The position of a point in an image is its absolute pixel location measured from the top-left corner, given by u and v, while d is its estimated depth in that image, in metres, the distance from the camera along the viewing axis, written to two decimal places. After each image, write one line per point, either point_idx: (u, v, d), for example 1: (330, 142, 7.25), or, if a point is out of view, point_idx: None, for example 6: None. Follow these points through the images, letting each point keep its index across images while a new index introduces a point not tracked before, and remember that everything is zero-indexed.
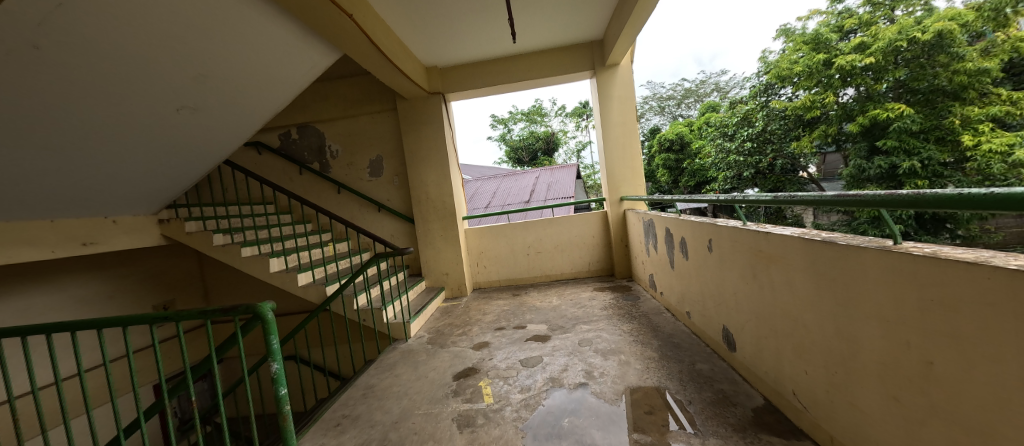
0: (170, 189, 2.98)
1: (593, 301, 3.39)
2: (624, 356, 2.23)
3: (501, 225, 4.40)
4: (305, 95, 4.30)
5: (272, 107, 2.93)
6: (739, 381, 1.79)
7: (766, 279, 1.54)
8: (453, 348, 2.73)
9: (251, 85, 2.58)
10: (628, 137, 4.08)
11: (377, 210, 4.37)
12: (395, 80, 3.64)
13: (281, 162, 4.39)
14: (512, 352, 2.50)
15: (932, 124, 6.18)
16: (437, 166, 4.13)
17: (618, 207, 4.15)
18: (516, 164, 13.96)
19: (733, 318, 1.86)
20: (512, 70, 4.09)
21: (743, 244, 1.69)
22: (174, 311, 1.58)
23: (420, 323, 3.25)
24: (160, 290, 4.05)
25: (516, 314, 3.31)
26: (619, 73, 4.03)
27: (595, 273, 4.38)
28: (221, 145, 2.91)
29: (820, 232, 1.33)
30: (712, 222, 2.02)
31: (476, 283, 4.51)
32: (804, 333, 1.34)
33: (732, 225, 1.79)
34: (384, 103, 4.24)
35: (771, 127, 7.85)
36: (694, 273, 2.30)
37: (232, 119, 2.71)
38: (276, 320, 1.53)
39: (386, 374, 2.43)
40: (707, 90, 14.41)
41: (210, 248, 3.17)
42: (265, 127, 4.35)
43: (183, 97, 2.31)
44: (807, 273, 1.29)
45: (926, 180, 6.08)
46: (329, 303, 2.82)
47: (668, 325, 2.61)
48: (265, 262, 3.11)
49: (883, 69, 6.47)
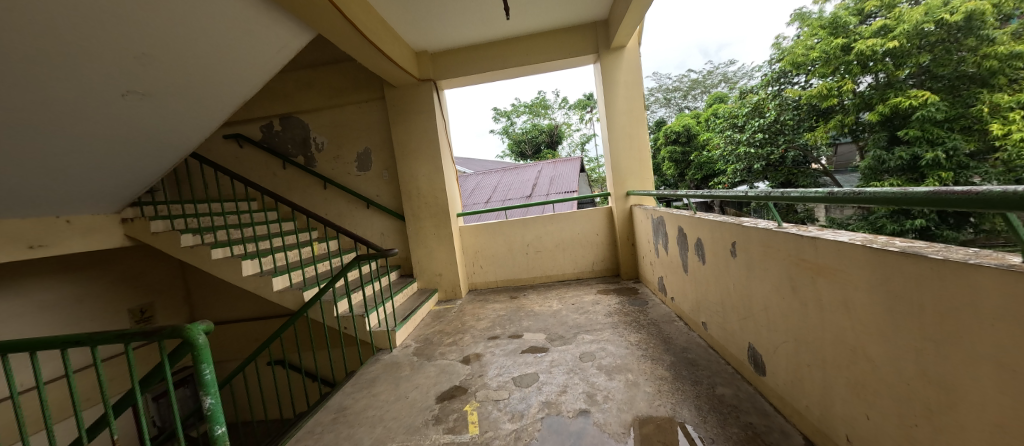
0: (130, 185, 2.72)
1: (597, 306, 3.09)
2: (632, 376, 1.94)
3: (498, 223, 4.11)
4: (287, 83, 4.00)
5: (239, 93, 2.64)
6: (771, 412, 1.50)
7: (811, 293, 1.23)
8: (440, 361, 2.46)
9: (209, 66, 2.28)
10: (635, 126, 3.75)
11: (366, 207, 4.09)
12: (381, 66, 3.33)
13: (264, 156, 4.12)
14: (506, 368, 2.21)
15: (958, 112, 5.75)
16: (428, 159, 3.82)
17: (625, 203, 3.82)
18: (518, 159, 13.62)
19: (764, 336, 1.55)
20: (510, 55, 3.77)
21: (781, 249, 1.37)
22: (89, 334, 1.31)
23: (407, 330, 2.99)
24: (137, 292, 3.82)
25: (513, 320, 3.02)
26: (625, 56, 3.70)
27: (599, 273, 4.09)
28: (183, 135, 2.63)
29: (890, 238, 1.02)
30: (737, 222, 1.70)
31: (472, 284, 4.24)
32: (868, 367, 1.04)
33: (764, 226, 1.48)
34: (371, 91, 3.94)
35: (783, 118, 7.45)
36: (713, 280, 2.00)
37: (191, 105, 2.43)
38: (210, 346, 1.26)
39: (363, 394, 2.16)
40: (715, 81, 13.91)
41: (177, 250, 2.92)
42: (245, 118, 4.07)
43: (127, 80, 2.02)
44: (879, 292, 0.98)
45: (951, 172, 5.66)
46: (304, 310, 2.55)
47: (680, 336, 2.31)
48: (237, 265, 2.85)
49: (906, 54, 6.04)
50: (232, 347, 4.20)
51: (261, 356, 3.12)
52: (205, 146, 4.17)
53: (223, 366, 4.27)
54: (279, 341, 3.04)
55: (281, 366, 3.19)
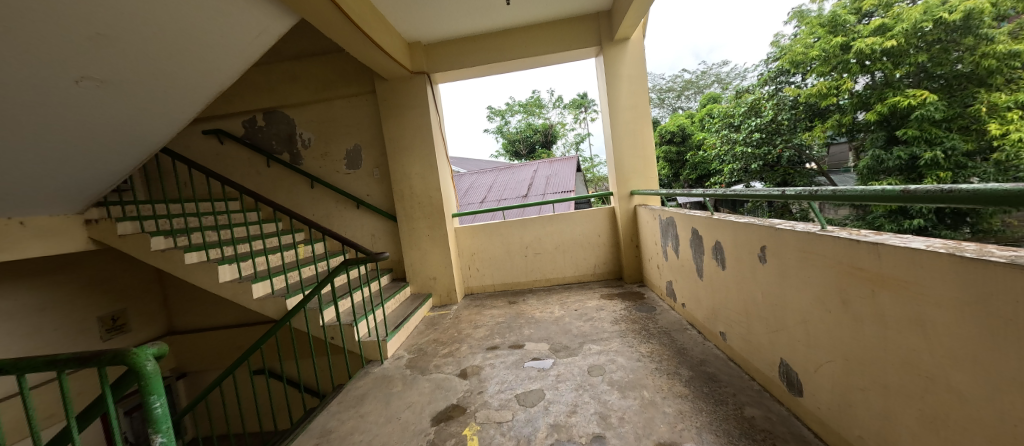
0: (93, 183, 2.48)
1: (602, 312, 2.91)
2: (648, 393, 1.76)
3: (495, 223, 3.92)
4: (270, 75, 3.75)
5: (213, 81, 2.41)
6: (810, 440, 1.33)
7: (868, 306, 1.06)
8: (435, 375, 2.26)
9: (178, 50, 2.06)
10: (638, 123, 3.58)
11: (356, 207, 3.87)
12: (371, 57, 3.12)
13: (247, 153, 3.89)
14: (510, 384, 2.02)
15: (956, 112, 5.67)
16: (422, 156, 3.62)
17: (628, 203, 3.65)
18: (512, 158, 13.40)
19: (801, 352, 1.38)
20: (508, 46, 3.58)
21: (827, 256, 1.20)
22: (14, 360, 1.10)
23: (399, 340, 2.78)
24: (108, 299, 3.57)
25: (512, 328, 2.83)
26: (629, 49, 3.52)
27: (601, 276, 3.92)
28: (149, 127, 2.39)
29: (977, 245, 0.85)
30: (766, 224, 1.53)
31: (468, 288, 4.04)
32: (953, 400, 0.87)
33: (803, 229, 1.31)
34: (361, 85, 3.72)
35: (780, 118, 7.34)
36: (733, 286, 1.83)
37: (157, 93, 2.20)
38: (161, 373, 1.06)
39: (350, 414, 1.95)
40: (708, 81, 13.84)
41: (146, 254, 2.67)
42: (226, 113, 3.82)
43: (80, 65, 1.78)
44: (973, 313, 0.81)
45: (950, 172, 5.60)
46: (287, 320, 2.32)
47: (696, 347, 2.15)
48: (213, 270, 2.62)
49: (903, 53, 5.95)
50: (213, 355, 3.97)
51: (242, 367, 2.89)
52: (184, 142, 3.92)
53: (203, 377, 4.03)
54: (261, 352, 2.82)
55: (263, 377, 2.96)
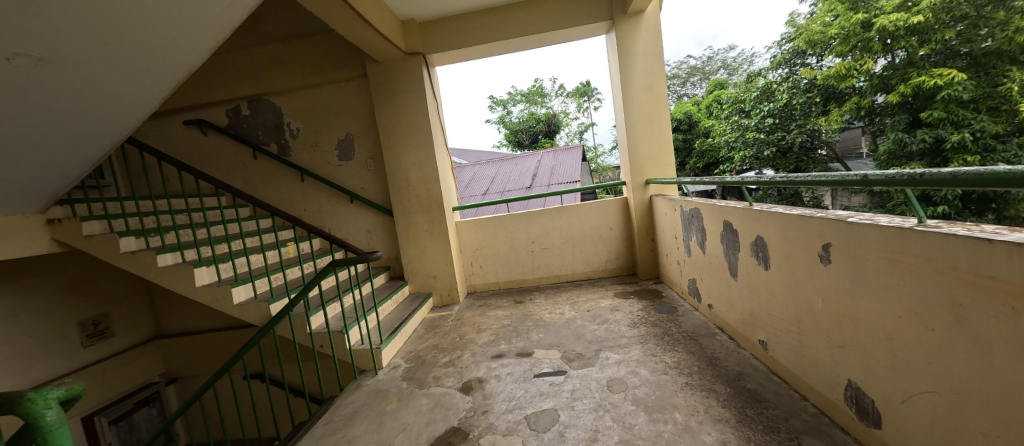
0: (47, 176, 2.20)
1: (617, 314, 2.66)
2: (681, 416, 1.50)
3: (499, 217, 3.65)
4: (253, 59, 3.46)
5: (177, 60, 2.12)
6: None
7: (1007, 328, 0.78)
8: (435, 389, 2.01)
9: (130, 24, 1.76)
10: (655, 105, 3.27)
11: (350, 201, 3.61)
12: (361, 36, 2.82)
13: (232, 144, 3.62)
14: (519, 401, 1.78)
15: (985, 91, 5.26)
16: (419, 144, 3.34)
17: (642, 193, 3.36)
18: (514, 148, 13.04)
19: (882, 377, 1.11)
20: (510, 23, 3.26)
21: (935, 259, 0.91)
22: None
23: (395, 347, 2.53)
24: (87, 303, 3.36)
25: (520, 333, 2.58)
26: (645, 23, 3.19)
27: (612, 272, 3.65)
28: (106, 113, 2.11)
29: None
30: (836, 217, 1.24)
31: (471, 286, 3.79)
32: None
33: (894, 224, 1.02)
34: (352, 68, 3.43)
35: (795, 102, 6.94)
36: (781, 289, 1.56)
37: (110, 73, 1.91)
38: (67, 424, 0.81)
39: (337, 438, 1.72)
40: (714, 67, 13.34)
41: (114, 256, 2.42)
42: (206, 101, 3.54)
43: (10, 39, 1.49)
44: None
45: (978, 156, 5.20)
46: (270, 327, 2.08)
47: (729, 356, 1.89)
48: (189, 274, 2.38)
49: (929, 30, 5.50)
50: (205, 359, 3.79)
51: (227, 375, 2.66)
52: (164, 134, 3.66)
53: (194, 381, 3.86)
54: (244, 360, 2.58)
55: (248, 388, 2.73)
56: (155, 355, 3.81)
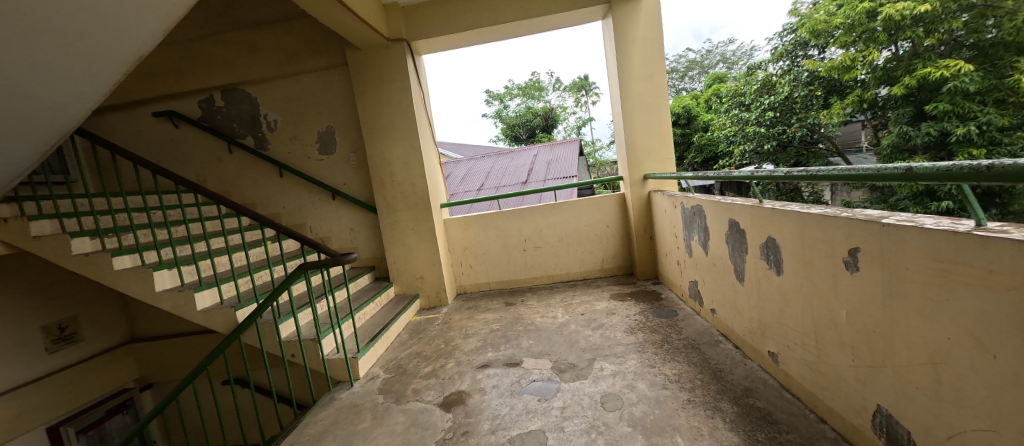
0: None
1: (613, 318, 2.49)
2: (682, 441, 1.33)
3: (490, 214, 3.46)
4: (226, 46, 3.23)
5: (131, 59, 1.87)
6: None
7: None
8: (413, 404, 1.84)
9: (70, 24, 1.49)
10: (653, 95, 3.07)
11: (332, 198, 3.42)
12: (339, 21, 2.60)
13: (206, 138, 3.42)
14: (504, 420, 1.61)
15: (992, 83, 5.05)
16: (403, 138, 3.14)
17: (641, 188, 3.18)
18: (512, 143, 12.82)
19: (923, 406, 0.94)
20: (501, 7, 3.05)
21: (1005, 274, 0.73)
22: None
23: (374, 355, 2.36)
24: (53, 306, 3.16)
25: (508, 339, 2.41)
26: (644, 6, 2.98)
27: (609, 272, 3.48)
28: (39, 117, 1.82)
29: None
30: (867, 219, 1.05)
31: (460, 286, 3.61)
32: None
33: (952, 230, 0.83)
34: (332, 56, 3.21)
35: (795, 94, 6.72)
36: (797, 297, 1.38)
37: (40, 76, 1.62)
38: None
39: None
40: (713, 61, 13.10)
41: (66, 259, 2.21)
42: (177, 91, 3.32)
43: None
44: None
45: (984, 149, 5.00)
46: (233, 337, 1.90)
47: (735, 368, 1.72)
48: (149, 278, 2.19)
49: (936, 19, 5.28)
50: (181, 363, 3.61)
51: (193, 385, 2.47)
52: (135, 127, 3.45)
53: (169, 385, 3.69)
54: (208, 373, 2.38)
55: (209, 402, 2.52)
56: (130, 358, 3.65)
